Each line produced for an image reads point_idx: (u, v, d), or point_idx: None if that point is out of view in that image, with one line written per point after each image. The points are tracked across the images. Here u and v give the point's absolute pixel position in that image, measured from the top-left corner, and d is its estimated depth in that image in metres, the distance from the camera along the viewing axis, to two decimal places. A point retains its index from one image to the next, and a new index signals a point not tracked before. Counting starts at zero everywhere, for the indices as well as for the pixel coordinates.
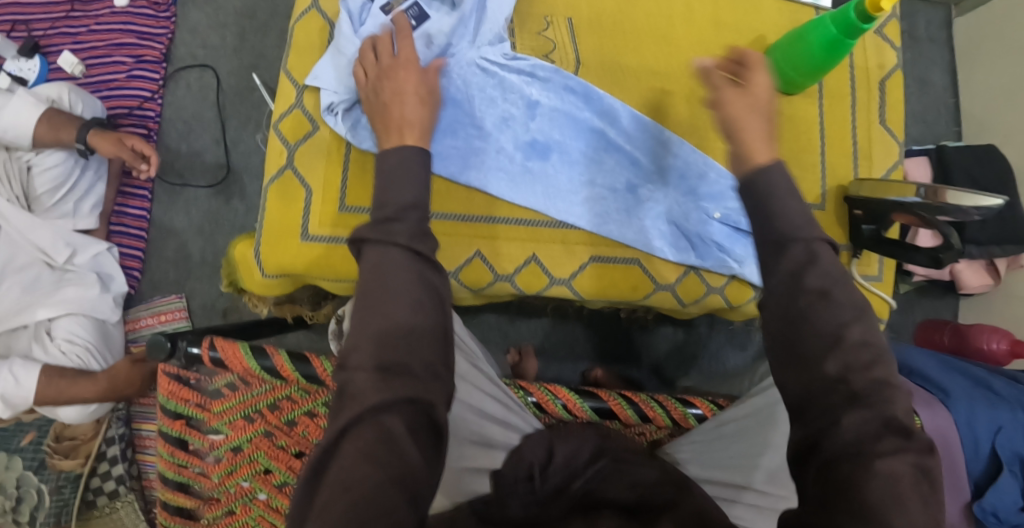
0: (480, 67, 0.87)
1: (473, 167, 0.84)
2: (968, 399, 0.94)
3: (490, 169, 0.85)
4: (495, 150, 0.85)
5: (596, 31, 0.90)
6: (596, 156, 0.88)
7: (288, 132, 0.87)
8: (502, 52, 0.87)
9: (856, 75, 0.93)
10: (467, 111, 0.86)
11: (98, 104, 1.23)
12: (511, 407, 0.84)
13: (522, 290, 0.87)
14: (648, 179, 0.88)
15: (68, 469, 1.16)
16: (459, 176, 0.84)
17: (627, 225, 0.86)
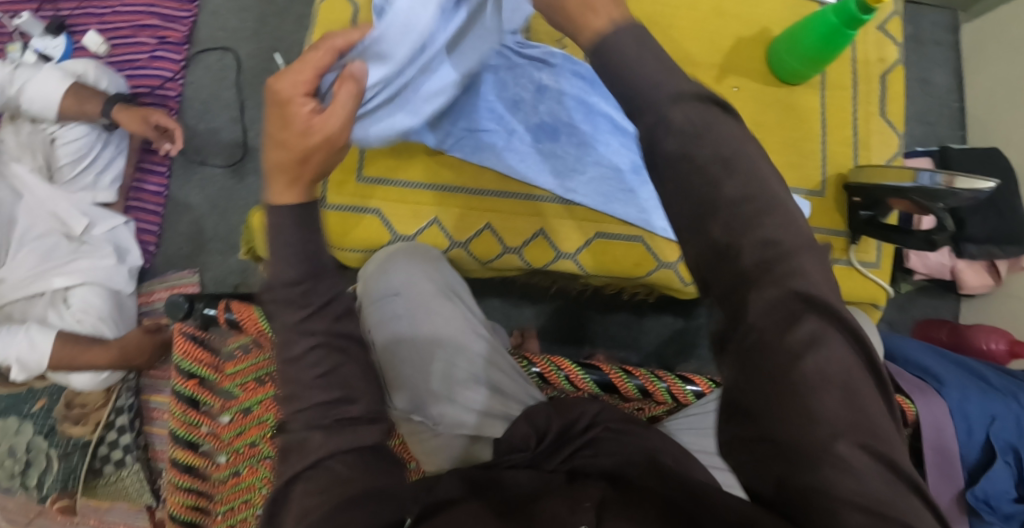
0: None
1: (486, 148, 0.87)
2: (963, 389, 0.97)
3: (501, 149, 0.88)
4: (508, 131, 0.88)
5: None
6: (603, 138, 0.90)
7: None
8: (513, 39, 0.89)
9: (859, 68, 0.98)
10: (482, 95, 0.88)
11: (122, 81, 1.26)
12: (513, 376, 0.85)
13: (528, 263, 0.90)
14: None
15: (77, 435, 1.20)
16: (472, 157, 0.87)
17: (616, 204, 0.89)
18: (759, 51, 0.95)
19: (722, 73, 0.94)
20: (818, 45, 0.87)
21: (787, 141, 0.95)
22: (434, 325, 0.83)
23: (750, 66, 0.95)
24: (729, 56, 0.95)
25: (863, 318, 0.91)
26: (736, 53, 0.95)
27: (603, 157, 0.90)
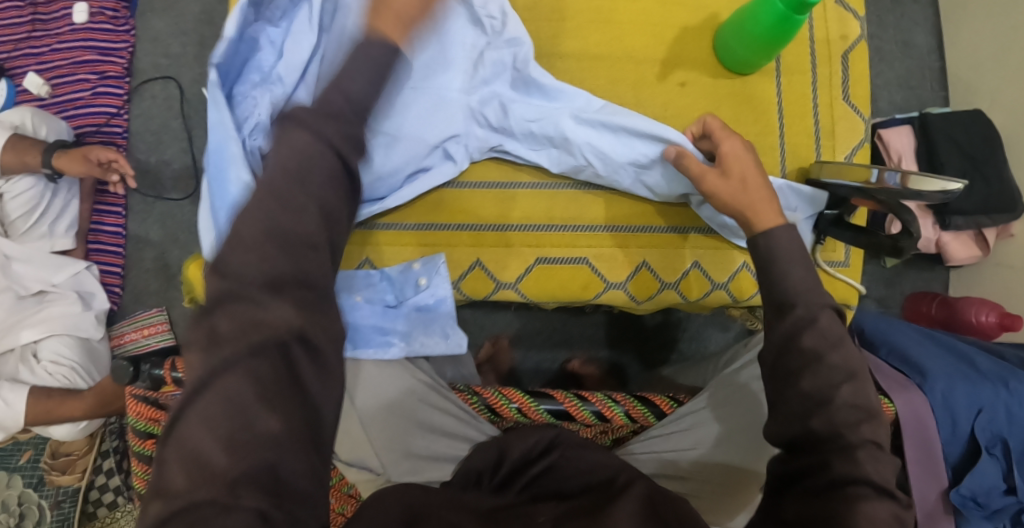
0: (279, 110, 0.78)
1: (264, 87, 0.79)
2: (947, 378, 0.92)
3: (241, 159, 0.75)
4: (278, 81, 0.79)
5: (534, 18, 0.87)
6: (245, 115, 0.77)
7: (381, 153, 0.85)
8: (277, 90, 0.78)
9: (817, 48, 0.92)
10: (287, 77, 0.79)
11: (63, 125, 1.22)
12: (462, 418, 0.81)
13: (466, 294, 0.85)
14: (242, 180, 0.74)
15: (65, 484, 1.20)
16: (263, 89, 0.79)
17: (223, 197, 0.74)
18: (708, 40, 0.89)
19: (666, 68, 0.88)
20: (767, 33, 0.81)
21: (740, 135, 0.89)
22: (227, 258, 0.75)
23: (698, 58, 0.89)
24: (673, 48, 0.89)
25: None
26: (682, 44, 0.89)
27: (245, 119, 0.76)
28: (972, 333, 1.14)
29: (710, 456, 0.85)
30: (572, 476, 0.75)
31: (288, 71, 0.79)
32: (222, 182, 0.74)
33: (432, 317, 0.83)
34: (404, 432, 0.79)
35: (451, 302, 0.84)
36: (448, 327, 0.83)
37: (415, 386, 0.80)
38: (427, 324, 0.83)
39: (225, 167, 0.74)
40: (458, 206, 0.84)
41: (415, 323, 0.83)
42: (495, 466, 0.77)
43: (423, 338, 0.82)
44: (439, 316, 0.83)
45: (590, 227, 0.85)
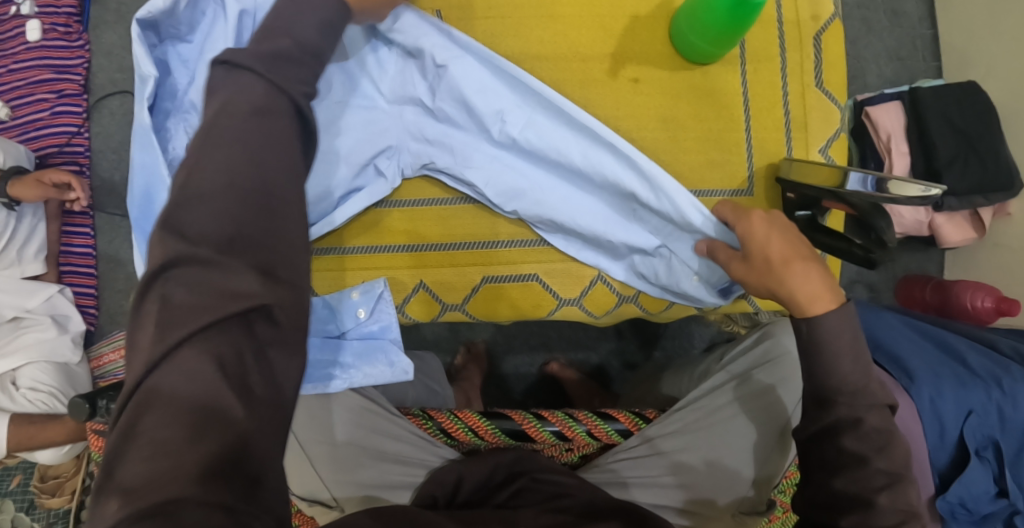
0: None
1: (184, 124, 0.73)
2: (934, 382, 0.88)
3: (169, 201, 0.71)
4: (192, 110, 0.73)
5: (468, 17, 0.80)
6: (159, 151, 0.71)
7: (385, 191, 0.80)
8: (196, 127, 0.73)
9: (786, 30, 0.83)
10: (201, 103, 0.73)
11: (22, 150, 1.19)
12: (415, 443, 0.77)
13: (413, 318, 0.81)
14: None
15: (56, 506, 1.21)
16: (178, 127, 0.72)
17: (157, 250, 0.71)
18: (662, 32, 0.81)
19: (616, 64, 0.81)
20: (724, 18, 0.71)
21: (699, 133, 0.81)
22: None
23: (652, 50, 0.81)
24: (623, 41, 0.81)
25: None
26: (633, 37, 0.81)
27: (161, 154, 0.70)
28: (967, 319, 1.08)
29: (727, 463, 0.78)
30: (536, 498, 0.72)
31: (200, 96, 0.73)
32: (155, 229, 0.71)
33: (376, 345, 0.75)
34: (355, 463, 0.76)
35: (395, 326, 0.76)
36: (395, 355, 0.74)
37: (360, 415, 0.76)
38: (371, 352, 0.74)
39: (156, 213, 0.71)
40: (399, 228, 0.79)
41: (359, 353, 0.75)
42: (451, 492, 0.74)
43: (368, 369, 0.74)
44: (384, 344, 0.75)
45: (537, 240, 0.80)
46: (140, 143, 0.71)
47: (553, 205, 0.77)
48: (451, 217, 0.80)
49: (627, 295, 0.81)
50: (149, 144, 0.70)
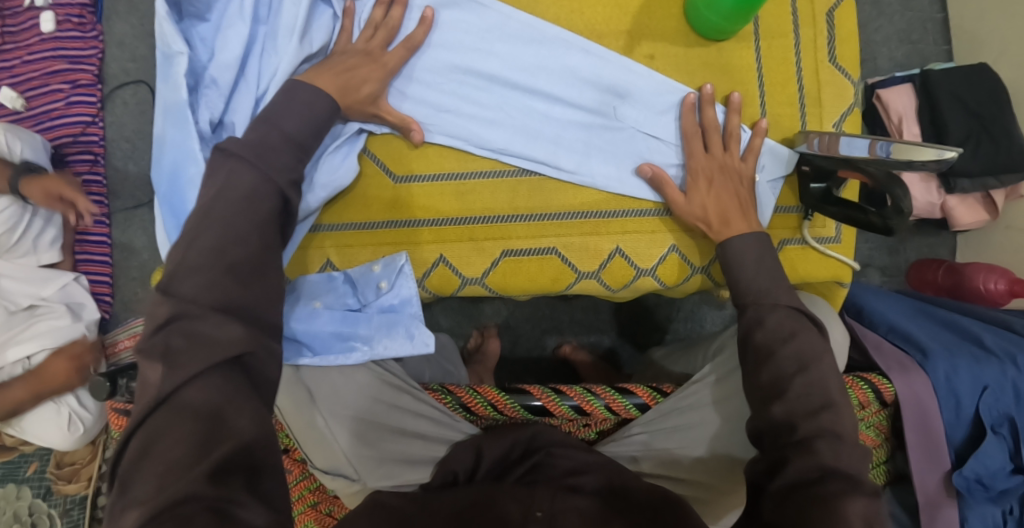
0: (218, 124, 0.75)
1: (207, 100, 0.74)
2: (949, 358, 0.88)
3: (189, 175, 0.72)
4: (213, 83, 0.74)
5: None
6: (182, 124, 0.72)
7: (388, 161, 0.77)
8: (216, 100, 0.74)
9: (799, 7, 0.82)
10: (218, 76, 0.74)
11: (38, 138, 1.20)
12: (434, 419, 0.78)
13: (432, 292, 0.79)
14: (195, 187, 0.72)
15: (72, 492, 1.22)
16: (201, 101, 0.74)
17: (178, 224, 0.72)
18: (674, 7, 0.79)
19: (632, 41, 0.79)
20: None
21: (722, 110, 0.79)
22: None
23: (666, 26, 0.79)
24: (638, 18, 0.79)
25: (823, 308, 0.81)
26: (648, 15, 0.79)
27: (185, 128, 0.72)
28: (981, 302, 1.09)
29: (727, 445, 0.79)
30: (558, 474, 0.72)
31: (221, 72, 0.74)
32: (181, 204, 0.72)
33: (397, 319, 0.75)
34: (371, 438, 0.76)
35: (416, 303, 0.76)
36: (416, 329, 0.75)
37: (384, 390, 0.76)
38: (391, 326, 0.75)
39: (182, 189, 0.72)
40: (416, 202, 0.77)
41: (381, 326, 0.75)
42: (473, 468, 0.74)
43: (388, 341, 0.75)
44: (405, 318, 0.75)
45: (558, 215, 0.77)
46: (168, 118, 0.72)
47: (567, 146, 0.77)
48: (468, 191, 0.77)
49: (648, 268, 0.78)
50: (180, 119, 0.71)
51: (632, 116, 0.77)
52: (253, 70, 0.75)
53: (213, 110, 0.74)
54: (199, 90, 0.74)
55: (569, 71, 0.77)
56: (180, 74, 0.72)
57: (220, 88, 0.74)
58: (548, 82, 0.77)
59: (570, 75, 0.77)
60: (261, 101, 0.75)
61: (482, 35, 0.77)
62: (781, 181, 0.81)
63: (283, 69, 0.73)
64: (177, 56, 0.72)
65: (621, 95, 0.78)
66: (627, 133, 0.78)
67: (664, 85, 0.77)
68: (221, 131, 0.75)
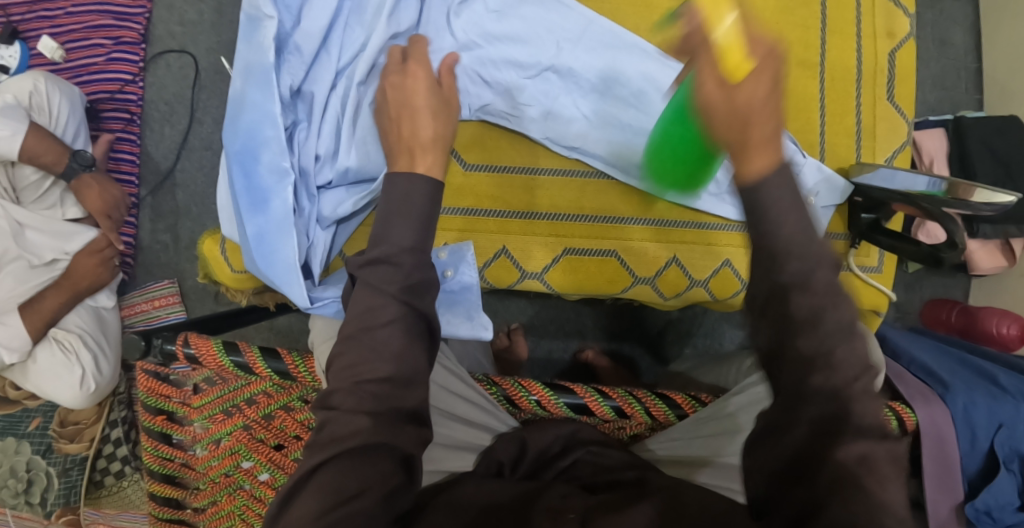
0: (295, 91, 0.76)
1: (290, 67, 0.75)
2: (969, 393, 0.92)
3: (265, 137, 0.73)
4: (296, 51, 0.75)
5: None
6: (264, 87, 0.73)
7: (465, 151, 0.79)
8: (298, 67, 0.75)
9: (862, 45, 0.83)
10: (302, 44, 0.75)
11: (77, 91, 1.19)
12: (478, 408, 0.82)
13: (491, 283, 0.80)
14: (270, 150, 0.73)
15: (73, 452, 1.20)
16: (284, 67, 0.75)
17: (248, 185, 0.73)
18: None
19: None
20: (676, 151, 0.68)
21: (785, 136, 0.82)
22: (250, 244, 0.73)
23: None
24: None
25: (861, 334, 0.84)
26: None
27: (267, 90, 0.73)
28: (991, 345, 1.13)
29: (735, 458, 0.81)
30: (590, 475, 0.73)
31: (305, 40, 0.74)
32: (253, 165, 0.74)
33: (459, 299, 0.76)
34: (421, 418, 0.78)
35: (478, 287, 0.77)
36: (475, 311, 0.76)
37: (438, 373, 0.80)
38: (451, 306, 0.76)
39: (257, 151, 0.73)
40: (484, 192, 0.79)
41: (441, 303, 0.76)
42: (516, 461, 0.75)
43: (451, 317, 0.75)
44: (466, 299, 0.76)
45: (618, 220, 0.80)
46: (251, 81, 0.73)
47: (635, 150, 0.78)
48: (538, 188, 0.80)
49: (701, 279, 0.81)
50: (264, 82, 0.72)
51: None
52: (336, 42, 0.76)
53: (293, 78, 0.75)
54: (282, 55, 0.75)
55: (643, 77, 0.78)
56: (266, 36, 0.73)
57: (303, 56, 0.75)
58: (622, 85, 0.78)
59: (646, 83, 0.79)
60: (340, 74, 0.77)
61: (564, 35, 0.78)
62: (833, 209, 0.82)
63: (369, 45, 0.75)
64: (266, 18, 0.73)
65: None
66: None
67: None
68: (297, 99, 0.77)
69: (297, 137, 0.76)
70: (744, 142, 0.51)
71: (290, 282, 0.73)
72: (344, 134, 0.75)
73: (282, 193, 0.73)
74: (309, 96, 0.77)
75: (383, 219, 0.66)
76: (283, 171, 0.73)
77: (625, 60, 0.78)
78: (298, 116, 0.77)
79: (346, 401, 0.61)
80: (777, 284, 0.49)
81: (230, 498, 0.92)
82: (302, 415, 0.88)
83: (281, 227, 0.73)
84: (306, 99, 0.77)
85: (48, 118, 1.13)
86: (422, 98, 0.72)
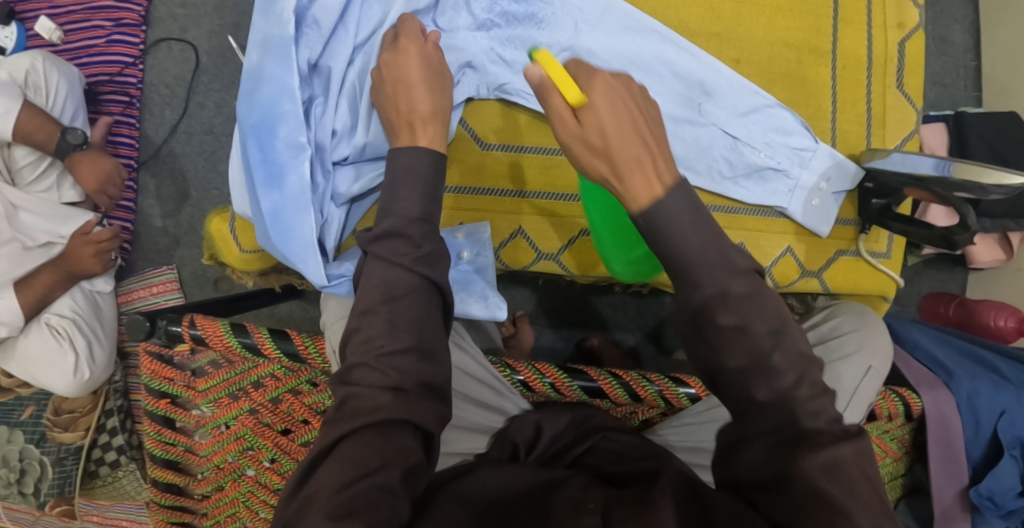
0: (312, 65, 0.76)
1: (308, 40, 0.74)
2: (972, 380, 0.93)
3: (283, 110, 0.73)
4: (313, 24, 0.74)
5: None
6: (282, 60, 0.72)
7: (480, 129, 0.79)
8: (317, 41, 0.75)
9: (873, 34, 0.84)
10: (322, 17, 0.74)
11: (75, 72, 1.17)
12: (493, 390, 0.82)
13: (506, 263, 0.82)
14: (288, 125, 0.73)
15: (68, 441, 1.17)
16: (303, 40, 0.74)
17: (264, 157, 0.73)
18: (767, 20, 0.83)
19: (720, 43, 0.82)
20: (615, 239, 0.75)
21: None
22: (265, 218, 0.73)
23: (755, 34, 0.82)
24: (729, 21, 0.82)
25: (869, 321, 0.85)
26: (737, 23, 0.82)
27: (286, 64, 0.72)
28: (989, 337, 1.15)
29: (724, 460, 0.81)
30: (607, 460, 0.73)
31: (324, 14, 0.74)
32: (270, 139, 0.73)
33: (475, 278, 0.76)
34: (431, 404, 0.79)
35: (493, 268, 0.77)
36: (489, 291, 0.76)
37: (454, 353, 0.81)
38: (466, 286, 0.76)
39: (274, 124, 0.73)
40: (502, 172, 0.79)
41: (458, 282, 0.76)
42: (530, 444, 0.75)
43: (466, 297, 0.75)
44: (482, 281, 0.76)
45: None
46: (270, 53, 0.73)
47: None
48: (556, 168, 0.79)
49: None
50: (284, 54, 0.72)
51: (715, 111, 0.80)
52: (355, 17, 0.76)
53: (311, 53, 0.75)
54: (300, 28, 0.74)
55: (657, 63, 0.80)
56: (285, 8, 0.72)
57: (322, 29, 0.75)
58: (639, 70, 0.80)
59: (663, 67, 0.80)
60: (357, 50, 0.77)
61: (583, 16, 0.80)
62: (844, 194, 0.82)
63: (387, 21, 0.75)
64: None
65: (708, 89, 0.80)
66: (709, 126, 0.81)
67: (749, 89, 0.80)
68: (314, 74, 0.76)
69: (313, 113, 0.76)
70: (613, 169, 0.57)
71: (306, 259, 0.73)
72: (362, 111, 0.75)
73: (298, 167, 0.73)
74: (326, 72, 0.76)
75: (392, 186, 0.66)
76: (300, 145, 0.73)
77: (640, 45, 0.80)
78: (314, 92, 0.76)
79: (368, 378, 0.62)
80: (698, 306, 0.55)
81: (235, 484, 0.90)
82: (311, 399, 0.87)
83: (298, 204, 0.73)
84: (323, 74, 0.76)
85: (45, 98, 1.11)
86: (414, 72, 0.70)
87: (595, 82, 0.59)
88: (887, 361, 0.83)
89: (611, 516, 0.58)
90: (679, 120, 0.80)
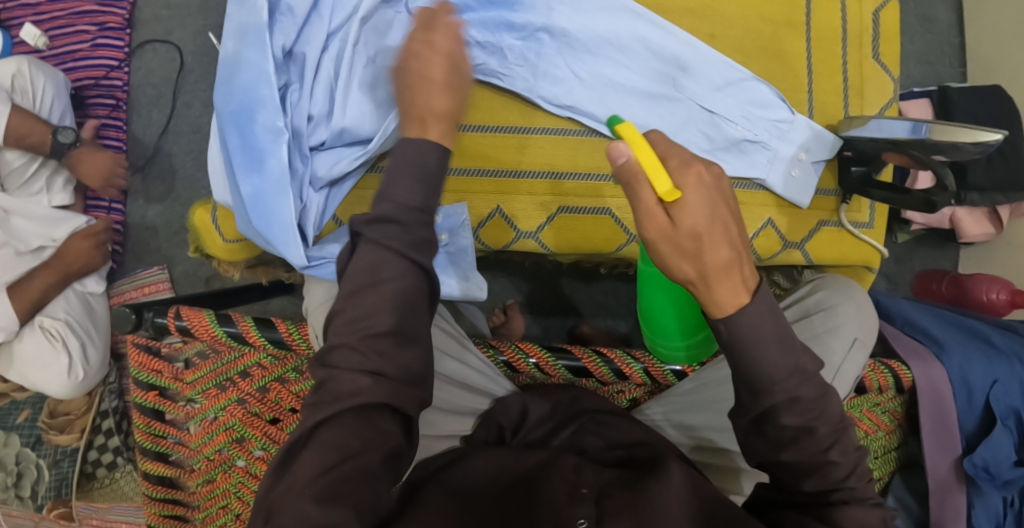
0: (288, 52, 0.76)
1: (283, 27, 0.75)
2: (963, 352, 0.92)
3: (260, 96, 0.73)
4: (287, 11, 0.75)
5: None
6: (258, 46, 0.73)
7: None
8: (291, 28, 0.75)
9: (847, 4, 0.84)
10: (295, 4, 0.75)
11: (61, 76, 1.18)
12: (479, 373, 0.81)
13: (487, 244, 0.81)
14: (266, 110, 0.73)
15: (64, 443, 1.17)
16: (278, 27, 0.75)
17: (244, 144, 0.73)
18: None
19: (693, 18, 0.82)
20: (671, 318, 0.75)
21: None
22: (247, 203, 0.73)
23: (729, 9, 0.83)
24: None
25: (855, 293, 0.84)
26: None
27: (262, 50, 0.73)
28: (983, 311, 1.14)
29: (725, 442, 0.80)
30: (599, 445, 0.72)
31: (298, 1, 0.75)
32: (249, 125, 0.73)
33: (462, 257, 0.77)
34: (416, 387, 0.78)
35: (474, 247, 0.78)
36: (470, 270, 0.77)
37: (436, 334, 0.79)
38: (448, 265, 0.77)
39: (252, 109, 0.73)
40: (480, 152, 0.80)
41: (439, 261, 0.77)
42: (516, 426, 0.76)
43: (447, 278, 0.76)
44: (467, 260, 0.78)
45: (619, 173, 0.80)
46: (246, 41, 0.74)
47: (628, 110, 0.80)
48: (533, 146, 0.80)
49: None
50: (259, 40, 0.73)
51: (691, 86, 0.81)
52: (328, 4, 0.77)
53: (287, 40, 0.75)
54: (274, 14, 0.75)
55: (631, 40, 0.80)
56: None
57: (295, 16, 0.75)
58: (613, 47, 0.80)
59: (638, 43, 0.80)
60: (332, 35, 0.77)
61: None
62: (823, 164, 0.82)
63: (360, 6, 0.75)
64: None
65: (683, 64, 0.81)
66: (686, 101, 0.81)
67: (726, 63, 0.80)
68: (290, 61, 0.77)
69: (291, 99, 0.76)
70: (702, 273, 0.53)
71: (287, 242, 0.73)
72: (338, 95, 0.76)
73: (278, 151, 0.73)
74: (302, 58, 0.77)
75: None
76: (279, 130, 0.73)
77: (614, 22, 0.80)
78: (291, 79, 0.77)
79: (349, 360, 0.61)
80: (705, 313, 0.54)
81: (225, 475, 0.89)
82: (298, 387, 0.87)
83: (278, 187, 0.73)
84: (298, 61, 0.77)
85: (31, 101, 1.12)
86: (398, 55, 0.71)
87: (687, 176, 0.53)
88: (873, 333, 0.84)
89: (606, 504, 0.62)
90: (655, 95, 0.80)
